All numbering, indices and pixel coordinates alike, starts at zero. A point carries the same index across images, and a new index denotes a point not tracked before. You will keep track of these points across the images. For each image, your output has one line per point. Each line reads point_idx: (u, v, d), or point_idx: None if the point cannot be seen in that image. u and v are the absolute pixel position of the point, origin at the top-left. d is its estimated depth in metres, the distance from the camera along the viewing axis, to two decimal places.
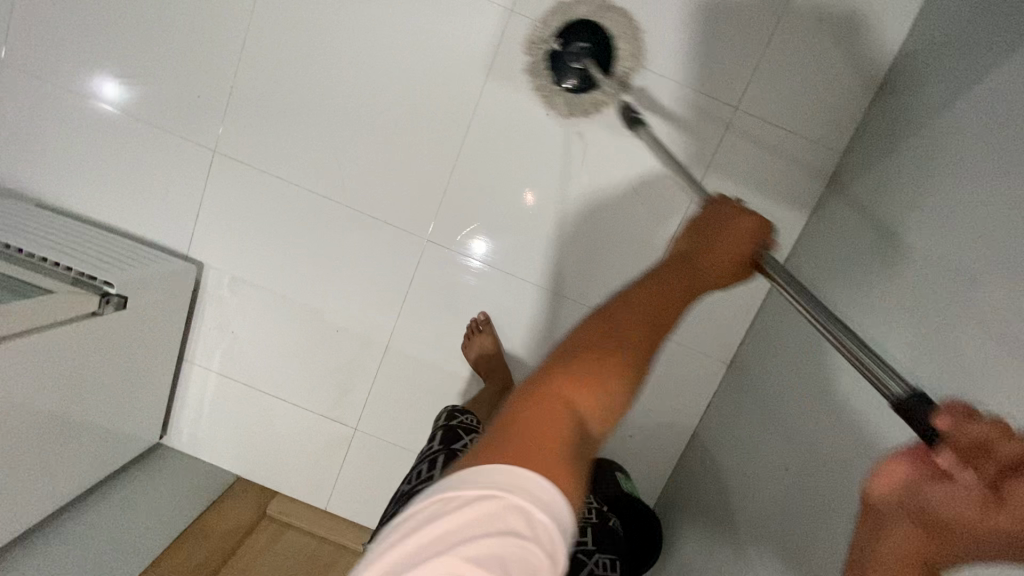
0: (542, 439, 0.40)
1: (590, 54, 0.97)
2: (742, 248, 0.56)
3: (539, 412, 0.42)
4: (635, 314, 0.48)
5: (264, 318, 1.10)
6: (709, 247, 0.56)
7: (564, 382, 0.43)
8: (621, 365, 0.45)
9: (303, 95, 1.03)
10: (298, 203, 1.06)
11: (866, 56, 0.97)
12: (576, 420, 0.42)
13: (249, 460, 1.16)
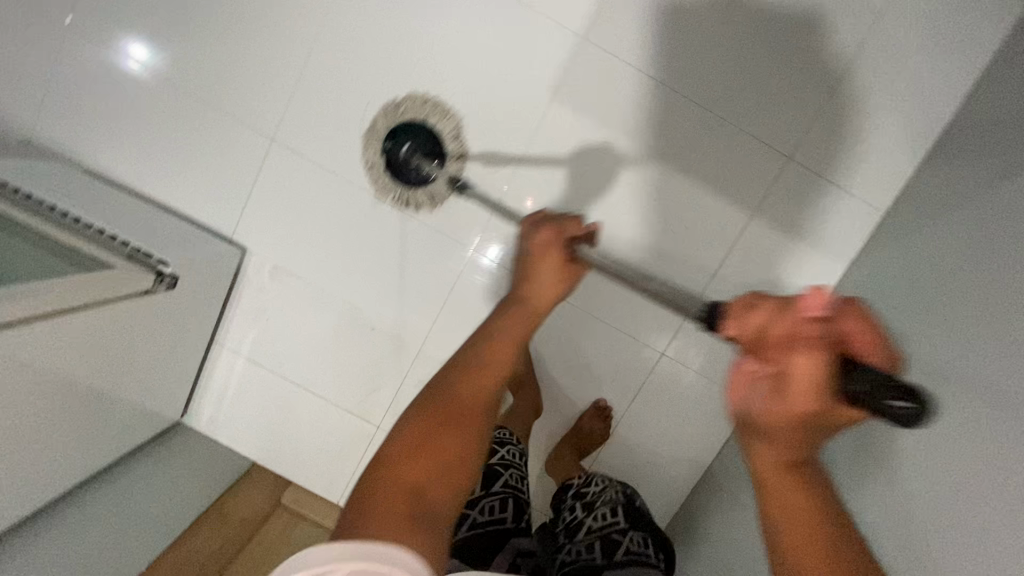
0: (380, 517, 0.43)
1: (419, 150, 1.02)
2: (560, 271, 0.60)
3: (376, 495, 0.45)
4: (459, 379, 0.51)
5: (300, 309, 1.11)
6: (534, 264, 0.61)
7: (396, 461, 0.47)
8: (450, 431, 0.49)
9: (364, 93, 1.04)
10: (346, 198, 1.07)
11: (925, 114, 0.98)
12: (415, 496, 0.46)
13: (267, 448, 1.15)
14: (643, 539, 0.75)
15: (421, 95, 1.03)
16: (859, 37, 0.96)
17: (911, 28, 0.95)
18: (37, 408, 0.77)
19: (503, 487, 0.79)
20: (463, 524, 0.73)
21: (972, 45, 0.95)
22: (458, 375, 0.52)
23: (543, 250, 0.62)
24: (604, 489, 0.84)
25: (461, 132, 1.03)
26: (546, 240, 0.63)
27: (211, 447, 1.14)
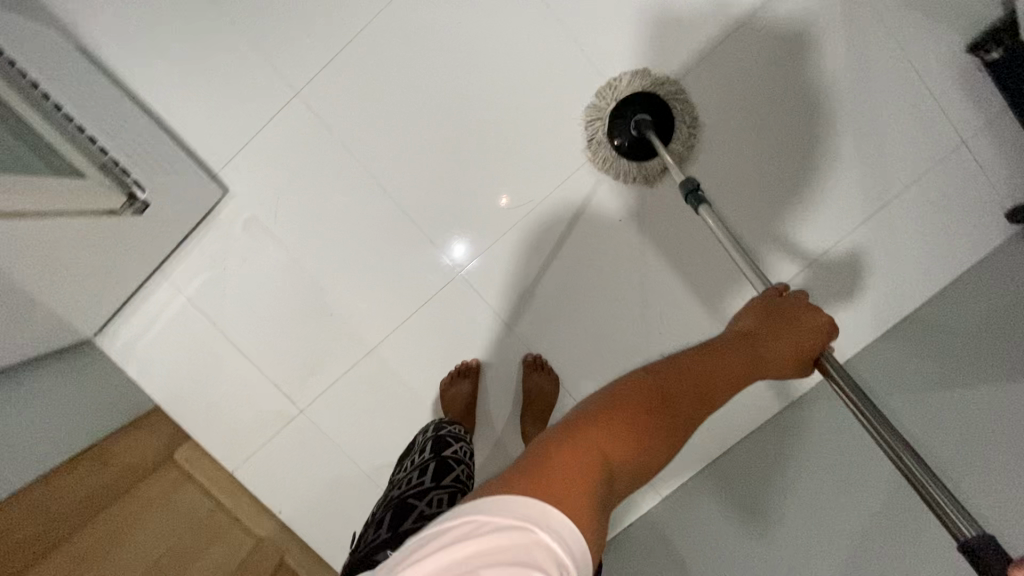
0: (580, 471, 0.50)
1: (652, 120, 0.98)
2: (801, 343, 0.69)
3: (579, 455, 0.52)
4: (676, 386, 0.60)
5: (263, 268, 1.05)
6: (777, 332, 0.69)
7: (608, 425, 0.55)
8: (655, 426, 0.57)
9: (406, 83, 1.00)
10: (351, 179, 1.03)
11: (896, 299, 1.06)
12: (607, 470, 0.53)
13: (174, 394, 1.08)
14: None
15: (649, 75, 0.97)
16: (868, 214, 1.04)
17: (910, 221, 1.04)
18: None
19: (453, 482, 0.77)
20: (410, 514, 0.70)
21: (949, 259, 1.04)
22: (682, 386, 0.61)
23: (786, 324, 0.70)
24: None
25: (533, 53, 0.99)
26: (784, 311, 0.72)
27: (116, 377, 1.06)
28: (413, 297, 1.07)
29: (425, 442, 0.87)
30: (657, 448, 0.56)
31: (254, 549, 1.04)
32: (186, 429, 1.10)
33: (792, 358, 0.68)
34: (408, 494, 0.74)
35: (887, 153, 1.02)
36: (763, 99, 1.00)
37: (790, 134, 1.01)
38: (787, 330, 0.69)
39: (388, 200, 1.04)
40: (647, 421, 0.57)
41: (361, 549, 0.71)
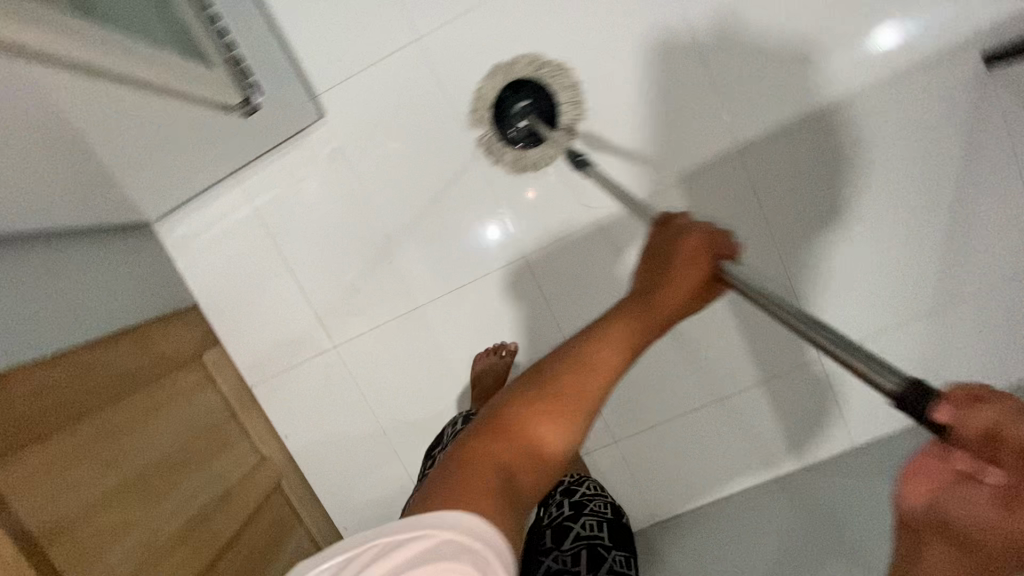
0: (476, 478, 0.43)
1: (532, 110, 0.99)
2: (696, 269, 0.52)
3: (470, 473, 0.44)
4: (567, 372, 0.47)
5: (334, 200, 1.05)
6: (671, 264, 0.52)
7: (492, 434, 0.46)
8: (544, 413, 0.46)
9: (523, 54, 0.97)
10: (442, 136, 1.01)
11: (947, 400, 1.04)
12: (507, 474, 0.45)
13: (216, 298, 1.09)
14: (626, 560, 0.76)
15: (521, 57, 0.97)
16: (942, 311, 1.00)
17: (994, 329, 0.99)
18: (39, 155, 0.67)
19: None
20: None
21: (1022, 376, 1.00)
22: (567, 364, 0.48)
23: (687, 259, 0.52)
24: (594, 495, 0.83)
25: (675, 62, 0.94)
26: (659, 247, 0.54)
27: (163, 266, 1.05)
28: (466, 267, 1.05)
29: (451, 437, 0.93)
30: (557, 428, 0.46)
31: (257, 467, 1.05)
32: (219, 334, 1.10)
33: (697, 288, 0.52)
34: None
35: (982, 257, 0.96)
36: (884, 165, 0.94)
37: (791, 164, 0.95)
38: (669, 266, 0.52)
39: (472, 164, 1.02)
40: (535, 412, 0.46)
41: None
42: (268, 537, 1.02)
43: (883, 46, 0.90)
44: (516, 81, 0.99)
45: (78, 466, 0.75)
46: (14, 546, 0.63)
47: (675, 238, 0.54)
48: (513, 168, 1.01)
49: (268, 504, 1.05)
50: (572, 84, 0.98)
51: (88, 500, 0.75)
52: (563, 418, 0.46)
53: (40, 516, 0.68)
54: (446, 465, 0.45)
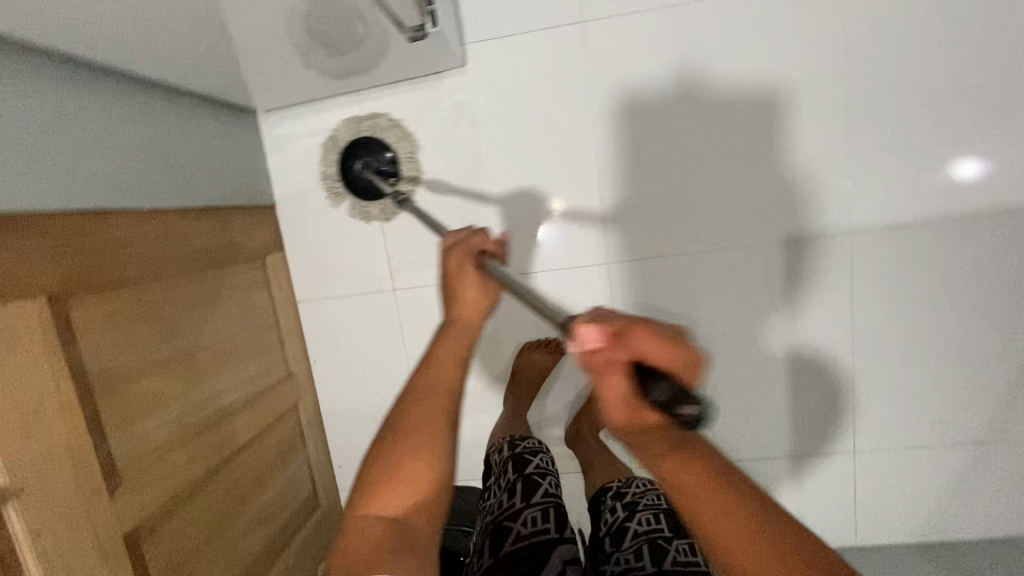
0: (369, 544, 0.53)
1: (372, 167, 1.04)
2: (473, 283, 0.66)
3: (366, 538, 0.54)
4: (414, 418, 0.59)
5: (444, 148, 1.04)
6: (456, 291, 0.66)
7: (372, 496, 0.56)
8: (409, 464, 0.57)
9: (678, 71, 0.97)
10: (571, 122, 1.01)
11: (952, 525, 1.07)
12: (398, 524, 0.55)
13: (297, 204, 1.08)
14: (690, 547, 0.74)
15: (537, 79, 1.00)
16: (970, 443, 1.03)
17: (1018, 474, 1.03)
18: (213, 16, 0.65)
19: (543, 497, 0.86)
20: (507, 538, 0.80)
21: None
22: (414, 405, 0.60)
23: (460, 271, 0.67)
24: (644, 492, 0.85)
25: (818, 130, 0.96)
26: (449, 268, 0.68)
27: (256, 161, 1.04)
28: (539, 256, 1.05)
29: (503, 461, 0.97)
30: (423, 465, 0.57)
31: (284, 382, 1.04)
32: (287, 239, 1.10)
33: (483, 294, 0.67)
34: (503, 518, 0.84)
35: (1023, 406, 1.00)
36: (974, 291, 0.98)
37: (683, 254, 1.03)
38: (454, 285, 0.67)
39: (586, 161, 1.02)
40: (400, 464, 0.57)
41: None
42: (277, 451, 1.00)
43: (963, 176, 0.94)
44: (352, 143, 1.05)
45: (139, 325, 0.73)
46: (70, 384, 0.61)
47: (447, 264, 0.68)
48: (355, 214, 1.08)
49: (285, 420, 1.03)
50: (705, 114, 0.98)
51: (140, 360, 0.73)
52: (418, 458, 0.57)
53: (98, 361, 0.66)
54: (348, 533, 0.55)
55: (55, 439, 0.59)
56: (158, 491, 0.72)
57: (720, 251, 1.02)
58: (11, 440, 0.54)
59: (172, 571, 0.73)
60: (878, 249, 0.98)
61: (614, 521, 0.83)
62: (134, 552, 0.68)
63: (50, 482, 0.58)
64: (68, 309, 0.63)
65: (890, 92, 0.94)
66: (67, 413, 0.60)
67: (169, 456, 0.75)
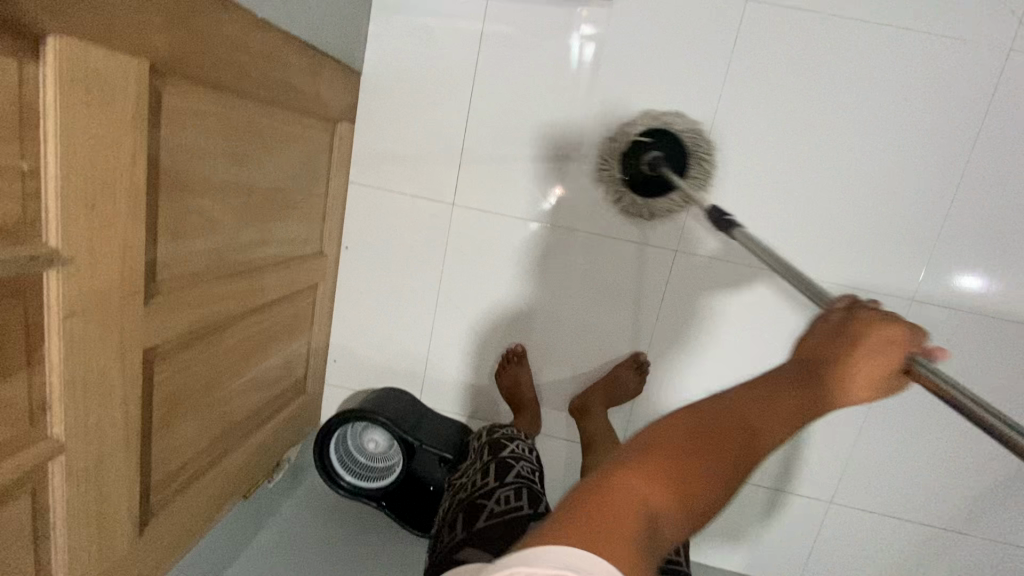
0: (620, 517, 0.38)
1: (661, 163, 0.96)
2: (878, 362, 0.47)
3: (612, 498, 0.40)
4: (725, 424, 0.45)
5: (558, 79, 0.99)
6: (851, 356, 0.48)
7: (646, 465, 0.42)
8: (701, 463, 0.43)
9: (816, 86, 0.94)
10: (694, 99, 0.97)
11: None
12: (651, 519, 0.40)
13: (386, 82, 1.01)
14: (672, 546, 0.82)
15: (677, 45, 0.95)
16: (934, 528, 1.06)
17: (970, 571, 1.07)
18: None
19: (515, 477, 0.88)
20: (479, 514, 0.82)
21: None
22: (727, 415, 0.45)
23: (862, 346, 0.48)
24: None
25: (924, 193, 0.96)
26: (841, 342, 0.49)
27: (360, 18, 0.96)
28: (596, 218, 1.03)
29: (482, 445, 1.00)
30: (709, 482, 0.42)
31: (314, 258, 0.97)
32: (361, 114, 1.02)
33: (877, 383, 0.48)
34: (477, 495, 0.85)
35: (993, 512, 1.04)
36: (1004, 393, 1.00)
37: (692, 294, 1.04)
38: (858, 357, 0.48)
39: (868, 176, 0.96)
40: (691, 456, 0.43)
41: (441, 549, 0.82)
42: (288, 324, 0.94)
43: (962, 287, 0.97)
44: (660, 128, 0.98)
45: (217, 139, 0.66)
46: (144, 169, 0.54)
47: (848, 335, 0.49)
48: (373, 130, 1.03)
49: (303, 295, 0.98)
50: (825, 138, 0.96)
51: (208, 175, 0.66)
52: (693, 471, 0.42)
53: (172, 157, 0.59)
54: (593, 485, 0.41)
55: (116, 220, 0.52)
56: (186, 318, 0.66)
57: (785, 273, 1.01)
58: (73, 201, 0.47)
59: (172, 404, 0.68)
60: (935, 324, 0.99)
61: None
62: (146, 369, 0.62)
63: (97, 263, 0.51)
64: (161, 88, 0.56)
65: (1004, 181, 0.94)
66: (131, 195, 0.53)
67: (205, 286, 0.68)
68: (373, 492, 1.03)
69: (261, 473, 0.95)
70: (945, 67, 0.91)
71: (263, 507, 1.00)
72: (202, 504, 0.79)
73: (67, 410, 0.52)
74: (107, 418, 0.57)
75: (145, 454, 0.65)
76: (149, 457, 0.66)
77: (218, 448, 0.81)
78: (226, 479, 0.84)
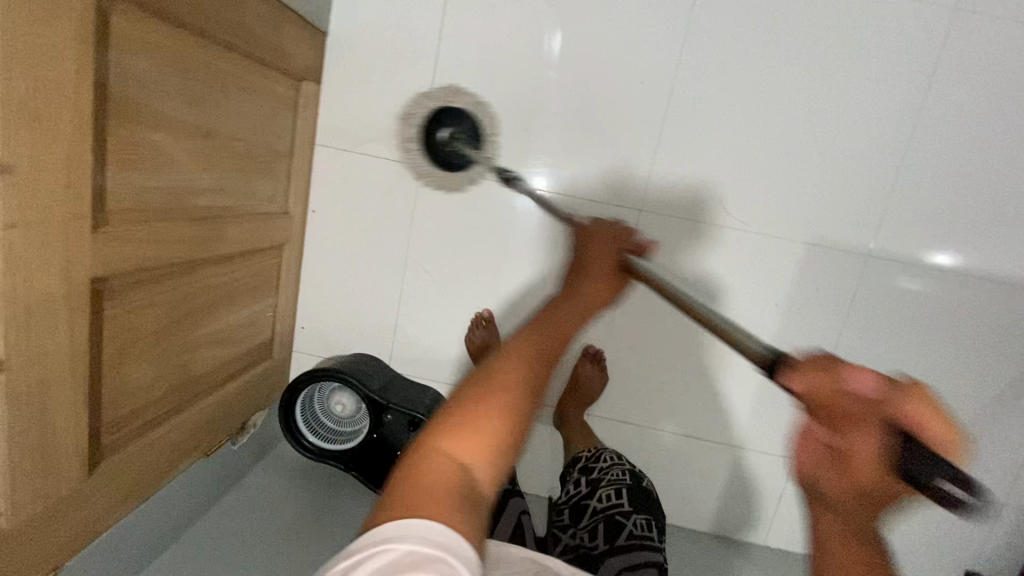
0: (433, 483, 0.38)
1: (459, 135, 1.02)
2: (606, 259, 0.59)
3: (426, 471, 0.39)
4: (513, 359, 0.47)
5: (521, 39, 1.00)
6: (584, 271, 0.58)
7: (452, 425, 0.42)
8: (505, 404, 0.44)
9: (770, 46, 0.97)
10: (654, 59, 0.99)
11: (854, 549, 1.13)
12: (467, 474, 0.40)
13: (351, 42, 1.02)
14: (645, 524, 0.83)
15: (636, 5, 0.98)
16: None
17: (929, 522, 1.10)
18: None
19: None
20: None
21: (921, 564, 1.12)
22: (521, 354, 0.48)
23: (600, 256, 0.59)
24: (611, 467, 0.94)
25: (875, 150, 0.99)
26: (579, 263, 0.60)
27: None
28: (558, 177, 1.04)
29: None
30: (513, 419, 0.43)
31: (279, 218, 0.97)
32: (325, 74, 1.03)
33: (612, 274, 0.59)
34: None
35: None
36: (958, 346, 1.03)
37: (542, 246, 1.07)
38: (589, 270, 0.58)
39: (644, 125, 1.01)
40: (497, 400, 0.44)
41: None
42: (251, 283, 0.94)
43: (925, 259, 1.01)
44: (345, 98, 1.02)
45: (172, 74, 0.66)
46: (90, 90, 0.54)
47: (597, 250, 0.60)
48: (337, 91, 1.03)
49: (268, 255, 0.97)
50: (780, 97, 0.98)
51: (161, 109, 0.65)
52: (501, 413, 0.43)
53: (122, 85, 0.59)
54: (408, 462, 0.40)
55: (60, 135, 0.52)
56: (139, 254, 0.65)
57: (746, 228, 1.02)
58: (14, 108, 0.47)
59: (124, 344, 0.67)
60: (891, 278, 1.02)
61: (577, 493, 0.92)
62: (95, 301, 0.61)
63: (41, 178, 0.51)
64: (110, 11, 0.56)
65: (948, 138, 0.98)
66: (76, 113, 0.53)
67: (159, 224, 0.68)
68: (339, 455, 1.03)
69: (224, 433, 0.94)
70: (893, 28, 0.95)
71: (227, 471, 0.99)
72: (158, 455, 0.77)
73: (8, 327, 0.51)
74: (52, 344, 0.56)
75: (94, 393, 0.64)
76: (98, 396, 0.64)
77: (177, 400, 0.80)
78: (186, 433, 0.83)
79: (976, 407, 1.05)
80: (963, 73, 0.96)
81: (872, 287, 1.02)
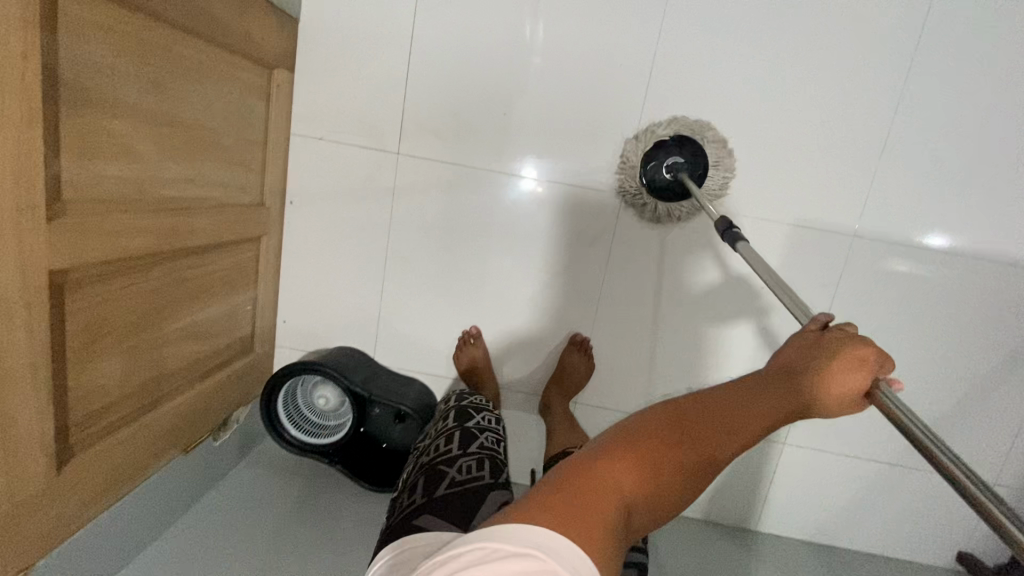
0: (591, 505, 0.42)
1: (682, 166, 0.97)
2: (855, 376, 0.50)
3: (586, 490, 0.43)
4: (696, 420, 0.49)
5: (500, 23, 0.98)
6: (805, 376, 0.51)
7: (621, 457, 0.46)
8: (671, 459, 0.47)
9: (753, 24, 0.95)
10: (636, 40, 0.97)
11: (842, 532, 1.13)
12: (621, 507, 0.43)
13: (325, 29, 0.99)
14: None
15: None
16: (885, 463, 1.08)
17: (917, 505, 1.10)
18: None
19: (479, 448, 0.82)
20: (440, 482, 0.74)
21: (909, 545, 1.12)
22: (710, 422, 0.49)
23: (828, 366, 0.51)
24: None
25: (860, 130, 0.97)
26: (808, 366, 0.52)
27: None
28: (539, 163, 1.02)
29: (448, 412, 0.94)
30: (676, 479, 0.47)
31: (254, 209, 0.95)
32: (299, 62, 1.00)
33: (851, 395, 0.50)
34: (439, 462, 0.78)
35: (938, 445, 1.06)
36: (946, 328, 1.02)
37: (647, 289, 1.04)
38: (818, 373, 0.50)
39: (627, 109, 0.99)
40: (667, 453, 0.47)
41: (397, 512, 0.73)
42: (228, 276, 0.92)
43: (911, 239, 0.99)
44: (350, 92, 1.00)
45: (130, 60, 0.64)
46: (39, 76, 0.52)
47: (826, 348, 0.52)
48: (312, 79, 1.01)
49: (244, 248, 0.96)
50: (764, 76, 0.97)
51: (119, 97, 0.63)
52: (670, 472, 0.46)
53: (75, 70, 0.57)
54: (571, 471, 0.45)
55: (8, 121, 0.50)
56: (103, 247, 0.63)
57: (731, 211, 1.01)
58: None
59: (91, 338, 0.65)
60: (878, 260, 1.00)
61: None
62: (56, 295, 0.59)
63: None
64: None
65: (935, 115, 0.96)
66: (24, 99, 0.51)
67: (123, 215, 0.66)
68: (323, 449, 1.02)
69: (205, 429, 0.93)
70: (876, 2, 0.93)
71: (209, 466, 0.98)
72: (132, 453, 0.76)
73: None
74: (8, 338, 0.54)
75: (60, 388, 0.62)
76: (63, 391, 0.63)
77: (151, 396, 0.78)
78: (162, 430, 0.81)
79: (965, 389, 1.04)
80: (948, 48, 0.94)
81: (859, 269, 1.01)
